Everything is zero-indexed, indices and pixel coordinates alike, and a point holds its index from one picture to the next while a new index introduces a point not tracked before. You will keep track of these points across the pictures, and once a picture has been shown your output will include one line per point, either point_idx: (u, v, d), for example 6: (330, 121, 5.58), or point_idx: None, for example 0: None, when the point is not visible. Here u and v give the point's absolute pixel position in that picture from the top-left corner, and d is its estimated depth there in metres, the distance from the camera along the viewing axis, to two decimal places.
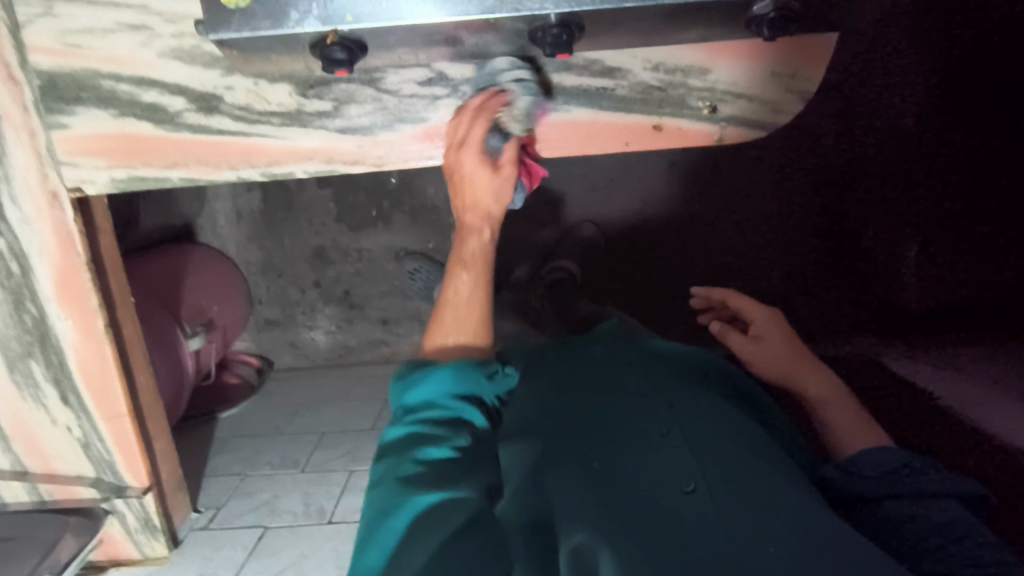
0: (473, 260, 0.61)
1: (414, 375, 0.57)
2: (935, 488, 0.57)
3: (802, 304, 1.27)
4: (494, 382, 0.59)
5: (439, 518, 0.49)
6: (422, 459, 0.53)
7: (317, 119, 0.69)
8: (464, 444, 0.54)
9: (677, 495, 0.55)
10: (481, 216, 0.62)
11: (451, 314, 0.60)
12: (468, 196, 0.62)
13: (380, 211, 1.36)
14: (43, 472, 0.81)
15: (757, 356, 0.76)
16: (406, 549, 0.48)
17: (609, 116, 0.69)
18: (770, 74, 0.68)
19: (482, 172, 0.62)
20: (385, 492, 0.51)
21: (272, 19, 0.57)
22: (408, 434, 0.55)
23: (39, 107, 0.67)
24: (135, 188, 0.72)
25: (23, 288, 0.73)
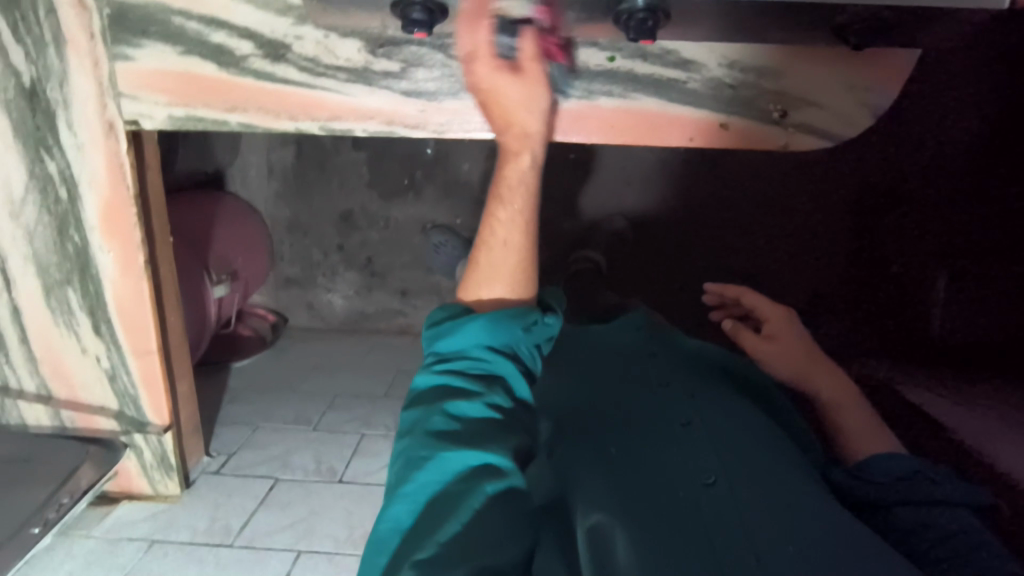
0: (512, 189, 0.60)
1: (446, 329, 0.57)
2: (946, 497, 0.56)
3: (823, 323, 1.28)
4: (526, 338, 0.57)
5: (470, 479, 0.49)
6: (456, 412, 0.52)
7: (383, 79, 0.68)
8: (500, 400, 0.54)
9: (697, 488, 0.55)
10: (519, 138, 0.60)
11: (496, 256, 0.60)
12: (500, 113, 0.60)
13: (411, 181, 1.35)
14: (68, 400, 0.82)
15: (771, 355, 0.74)
16: (438, 507, 0.48)
17: (677, 109, 0.68)
18: (846, 84, 0.66)
19: (509, 81, 0.59)
20: (417, 443, 0.51)
21: None
22: (443, 385, 0.54)
23: (106, 36, 0.67)
24: (191, 128, 0.71)
25: (70, 217, 0.73)
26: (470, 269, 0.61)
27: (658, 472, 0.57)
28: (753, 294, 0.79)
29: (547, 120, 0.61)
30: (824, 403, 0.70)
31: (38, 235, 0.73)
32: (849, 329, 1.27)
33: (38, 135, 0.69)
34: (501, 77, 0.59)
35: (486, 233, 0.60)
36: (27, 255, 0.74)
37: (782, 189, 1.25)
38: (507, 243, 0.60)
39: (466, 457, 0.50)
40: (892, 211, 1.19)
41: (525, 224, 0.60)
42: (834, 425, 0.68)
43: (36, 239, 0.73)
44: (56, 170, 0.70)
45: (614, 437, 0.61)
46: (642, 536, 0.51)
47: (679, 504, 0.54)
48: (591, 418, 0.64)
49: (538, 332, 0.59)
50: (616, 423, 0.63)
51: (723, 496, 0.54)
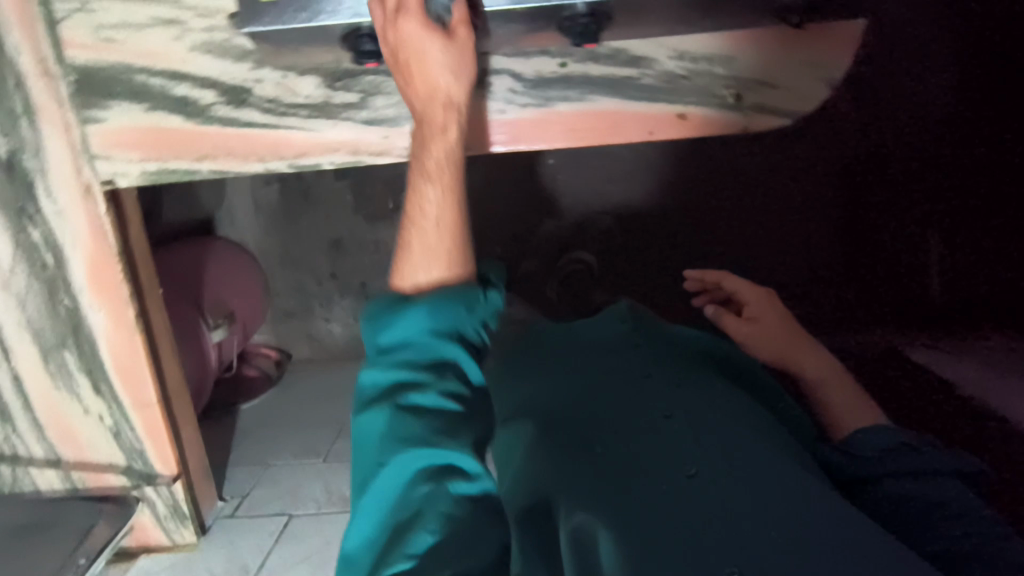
0: (438, 172, 0.57)
1: (388, 314, 0.55)
2: (940, 467, 0.57)
3: (818, 297, 1.29)
4: (472, 318, 0.56)
5: (430, 481, 0.50)
6: (411, 410, 0.52)
7: (344, 111, 0.69)
8: (453, 388, 0.53)
9: (681, 479, 0.57)
10: (441, 109, 0.58)
11: (417, 239, 0.57)
12: (422, 83, 0.57)
13: (396, 204, 1.37)
14: (77, 460, 0.83)
15: (752, 336, 0.76)
16: (403, 511, 0.50)
17: (634, 105, 0.69)
18: (797, 62, 0.67)
19: (433, 44, 0.56)
20: (373, 450, 0.51)
21: (308, 10, 0.57)
22: (391, 379, 0.53)
23: (74, 102, 0.68)
24: (165, 181, 0.73)
25: (57, 281, 0.74)
26: (399, 256, 0.58)
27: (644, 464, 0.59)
28: (731, 277, 0.81)
29: (465, 87, 0.59)
30: (809, 381, 0.71)
31: (29, 303, 0.74)
32: (841, 299, 1.28)
33: (20, 205, 0.71)
34: (423, 36, 0.56)
35: (408, 218, 0.58)
36: (20, 322, 0.75)
37: (767, 167, 1.25)
38: (430, 220, 0.57)
39: (426, 458, 0.50)
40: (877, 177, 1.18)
41: (453, 201, 0.58)
42: (821, 402, 0.70)
43: (28, 306, 0.75)
44: (40, 237, 0.72)
45: (599, 436, 0.63)
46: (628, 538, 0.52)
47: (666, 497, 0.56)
48: (578, 421, 0.66)
49: (483, 309, 0.58)
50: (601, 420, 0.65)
51: (703, 487, 0.56)
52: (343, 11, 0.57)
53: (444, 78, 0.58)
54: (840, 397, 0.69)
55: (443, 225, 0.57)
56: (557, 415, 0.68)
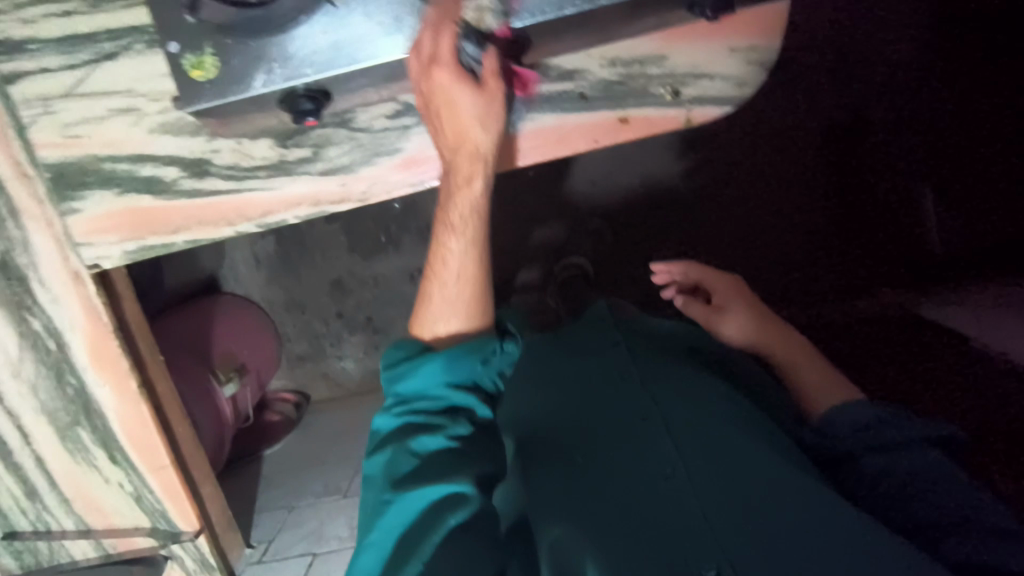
0: (462, 223, 0.63)
1: (404, 362, 0.62)
2: (909, 436, 0.66)
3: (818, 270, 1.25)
4: (488, 369, 0.62)
5: (430, 518, 0.54)
6: (418, 450, 0.57)
7: (300, 165, 0.72)
8: (457, 429, 0.59)
9: (657, 479, 0.60)
10: (470, 160, 0.62)
11: (438, 295, 0.64)
12: (452, 130, 0.61)
13: (388, 237, 1.40)
14: (106, 529, 0.87)
15: (724, 325, 0.84)
16: (403, 547, 0.54)
17: (574, 117, 0.70)
18: (727, 50, 0.67)
19: (466, 94, 0.60)
20: (380, 489, 0.56)
21: (240, 84, 0.61)
22: (405, 424, 0.59)
23: (52, 197, 0.73)
24: (146, 257, 0.77)
25: (62, 364, 0.79)
26: (422, 305, 0.65)
27: (620, 466, 0.62)
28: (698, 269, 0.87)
29: (496, 140, 0.63)
30: (779, 360, 0.81)
31: (41, 388, 0.79)
32: (850, 264, 1.23)
33: (19, 299, 0.76)
34: (456, 88, 0.60)
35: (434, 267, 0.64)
36: (36, 407, 0.80)
37: (745, 150, 1.26)
38: (454, 274, 0.63)
39: (427, 495, 0.55)
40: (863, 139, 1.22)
41: (474, 251, 0.63)
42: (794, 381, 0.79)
43: (40, 391, 0.79)
44: (41, 326, 0.77)
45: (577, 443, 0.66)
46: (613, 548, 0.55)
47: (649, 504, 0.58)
48: (559, 432, 0.68)
49: (496, 362, 0.63)
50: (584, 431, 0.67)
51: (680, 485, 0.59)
52: (277, 77, 0.61)
53: (473, 124, 0.61)
54: (808, 373, 0.78)
55: (467, 280, 0.64)
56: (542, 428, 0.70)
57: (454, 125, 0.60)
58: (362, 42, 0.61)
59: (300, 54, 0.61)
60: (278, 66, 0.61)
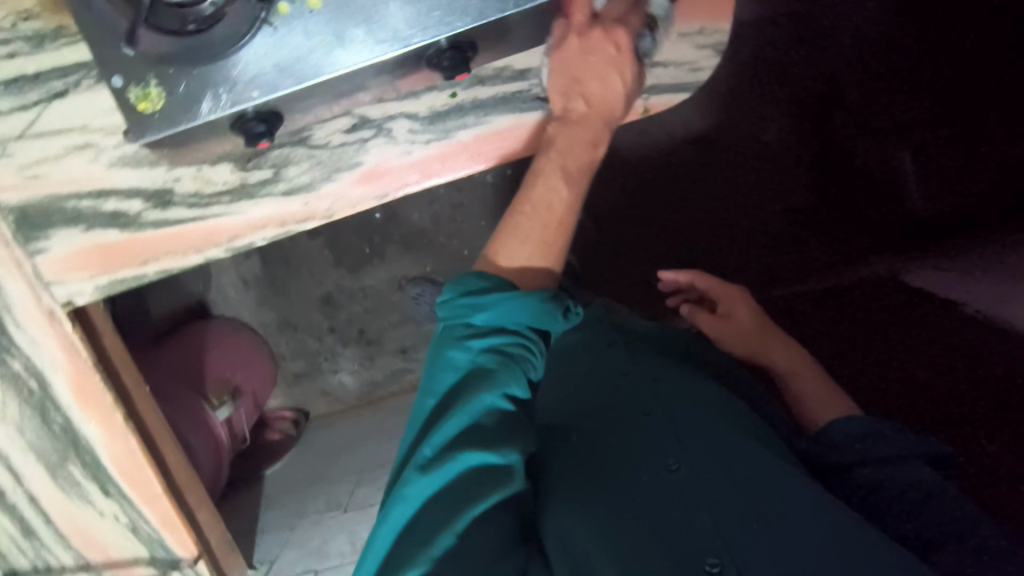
0: (574, 174, 0.65)
1: (488, 298, 0.58)
2: (908, 453, 0.68)
3: (804, 243, 1.25)
4: (563, 322, 0.61)
5: (484, 477, 0.54)
6: (486, 404, 0.55)
7: (262, 188, 0.72)
8: (520, 392, 0.57)
9: (658, 471, 0.60)
10: (598, 122, 0.65)
11: (529, 224, 0.63)
12: (599, 94, 0.65)
13: (373, 248, 1.40)
14: (105, 561, 0.87)
15: (723, 330, 0.91)
16: (450, 497, 0.54)
17: (531, 117, 0.70)
18: (677, 37, 0.67)
19: (630, 70, 0.64)
20: (441, 434, 0.55)
21: (189, 113, 0.61)
22: (476, 369, 0.57)
23: (19, 239, 0.73)
24: (119, 290, 0.77)
25: (44, 403, 0.79)
26: (503, 231, 0.63)
27: (622, 459, 0.62)
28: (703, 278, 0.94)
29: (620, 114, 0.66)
30: (783, 369, 0.87)
31: (26, 428, 0.79)
32: (831, 239, 1.24)
33: None
34: (625, 62, 0.64)
35: (527, 204, 0.64)
36: (22, 446, 0.80)
37: (724, 124, 1.24)
38: (555, 209, 0.63)
39: (485, 459, 0.54)
40: (835, 112, 1.22)
41: (577, 205, 0.65)
42: (792, 390, 0.85)
43: (26, 431, 0.80)
44: (20, 366, 0.77)
45: (579, 438, 0.67)
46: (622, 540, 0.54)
47: (653, 500, 0.58)
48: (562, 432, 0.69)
49: (571, 314, 0.63)
50: (580, 432, 0.67)
51: (687, 479, 0.59)
52: (223, 102, 0.61)
53: (615, 99, 0.65)
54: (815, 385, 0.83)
55: (555, 219, 0.63)
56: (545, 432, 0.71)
57: (604, 86, 0.64)
58: (305, 62, 0.61)
59: (245, 78, 0.61)
60: (224, 91, 0.61)
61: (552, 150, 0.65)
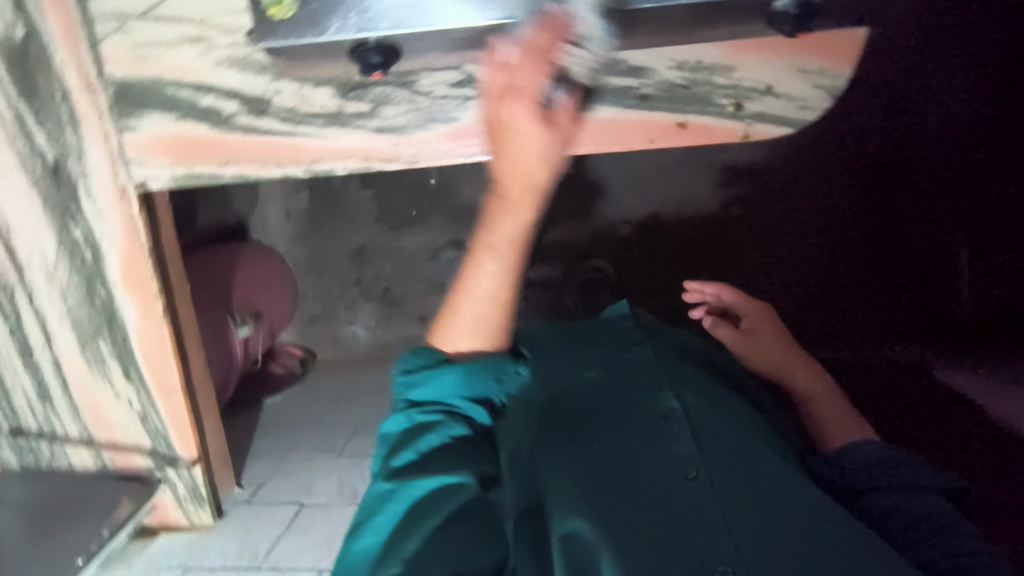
0: (501, 245, 0.63)
1: (419, 375, 0.65)
2: (923, 484, 0.67)
3: (841, 309, 1.27)
4: (496, 386, 0.67)
5: (427, 501, 0.60)
6: (423, 447, 0.62)
7: (356, 119, 0.73)
8: (455, 432, 0.64)
9: (674, 483, 0.60)
10: (524, 195, 0.62)
11: (467, 309, 0.65)
12: (510, 154, 0.61)
13: (419, 212, 1.42)
14: (106, 441, 0.87)
15: (748, 348, 0.88)
16: (398, 533, 0.58)
17: (633, 114, 0.70)
18: (794, 71, 0.67)
19: (536, 132, 0.60)
20: (382, 482, 0.61)
21: (316, 26, 0.64)
22: (408, 425, 0.64)
23: (113, 113, 0.75)
24: (192, 184, 0.77)
25: (94, 275, 0.81)
26: (441, 321, 0.67)
27: (641, 467, 0.61)
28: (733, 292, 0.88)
29: (551, 165, 0.62)
30: (801, 393, 0.85)
31: (70, 294, 0.81)
32: (867, 316, 1.26)
33: (64, 206, 0.78)
34: (530, 125, 0.60)
35: (460, 292, 0.65)
36: (62, 312, 0.82)
37: (788, 180, 1.25)
38: (485, 293, 0.64)
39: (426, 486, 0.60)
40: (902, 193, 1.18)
41: (505, 270, 0.63)
42: (809, 414, 0.84)
43: (69, 297, 0.81)
44: (81, 235, 0.79)
45: (595, 434, 0.65)
46: (626, 551, 0.55)
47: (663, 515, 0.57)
48: (568, 411, 0.67)
49: (510, 379, 0.69)
50: (594, 426, 0.66)
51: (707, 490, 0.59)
52: (349, 25, 0.64)
53: (538, 161, 0.61)
54: (830, 408, 0.82)
55: (498, 306, 0.64)
56: (556, 409, 0.67)
57: (523, 150, 0.61)
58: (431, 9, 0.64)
59: (377, 9, 0.63)
60: (352, 19, 0.64)
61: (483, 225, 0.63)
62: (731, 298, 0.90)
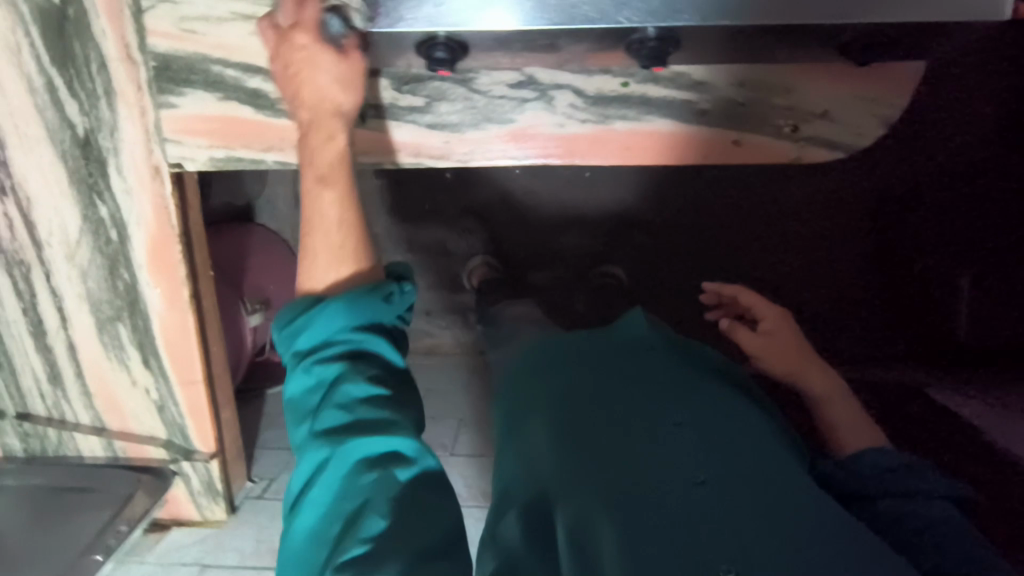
0: (333, 176, 0.58)
1: (307, 319, 0.54)
2: (935, 492, 0.58)
3: (842, 330, 1.31)
4: (390, 308, 0.56)
5: (374, 458, 0.49)
6: (345, 402, 0.51)
7: (409, 114, 0.71)
8: (383, 375, 0.53)
9: (688, 485, 0.52)
10: (330, 119, 0.60)
11: (320, 243, 0.57)
12: (308, 93, 0.60)
13: (434, 206, 1.33)
14: (119, 430, 0.85)
15: (764, 347, 0.82)
16: (345, 503, 0.48)
17: (691, 128, 0.70)
18: (851, 98, 0.68)
19: (323, 59, 0.60)
20: (308, 447, 0.50)
21: (388, 17, 0.60)
22: (316, 383, 0.52)
23: (152, 87, 0.71)
24: (231, 168, 0.75)
25: (119, 256, 0.77)
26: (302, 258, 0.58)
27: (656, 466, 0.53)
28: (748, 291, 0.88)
29: (356, 95, 0.62)
30: (814, 397, 0.77)
31: (91, 275, 0.78)
32: (864, 337, 1.30)
33: (91, 181, 0.74)
34: (317, 60, 0.60)
35: (309, 227, 0.59)
36: (81, 292, 0.78)
37: (800, 200, 1.27)
38: (331, 225, 0.58)
39: (366, 446, 0.49)
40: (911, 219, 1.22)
41: (345, 199, 0.59)
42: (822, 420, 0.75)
43: (89, 278, 0.78)
44: (107, 214, 0.76)
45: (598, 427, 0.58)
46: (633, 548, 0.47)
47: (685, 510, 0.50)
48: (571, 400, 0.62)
49: (398, 301, 0.57)
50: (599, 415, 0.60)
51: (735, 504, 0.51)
52: (422, 19, 0.60)
53: (333, 88, 0.61)
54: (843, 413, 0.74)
55: (350, 227, 0.58)
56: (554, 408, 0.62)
57: (313, 85, 0.60)
58: (474, 5, 0.59)
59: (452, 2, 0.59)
60: (404, 11, 0.60)
61: (313, 153, 0.60)
62: (746, 298, 0.89)
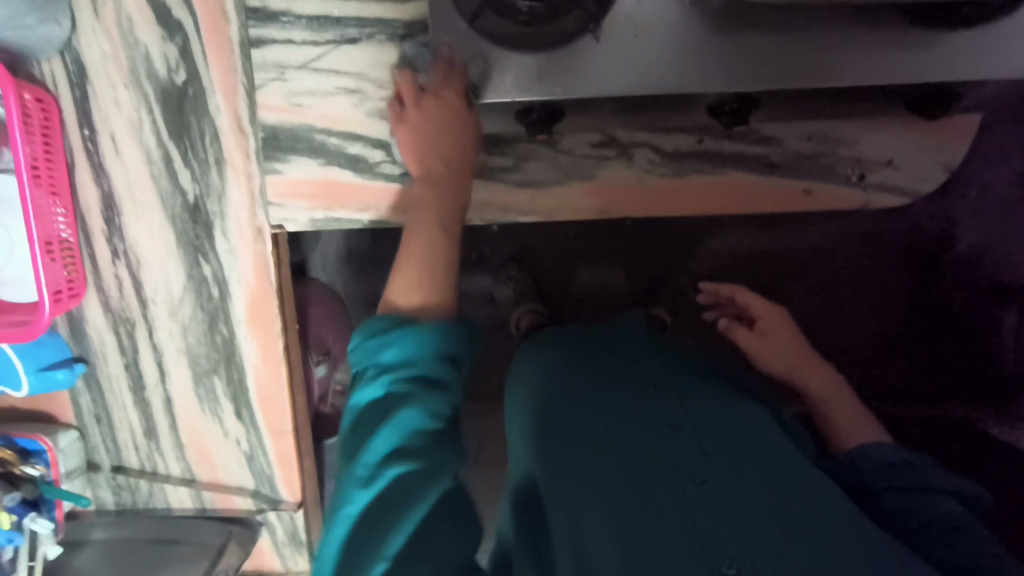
0: (445, 221, 0.71)
1: (391, 336, 0.60)
2: (935, 485, 0.65)
3: (881, 366, 1.29)
4: (465, 343, 0.62)
5: (408, 489, 0.54)
6: (401, 427, 0.56)
7: (498, 173, 0.76)
8: (440, 409, 0.58)
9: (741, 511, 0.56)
10: (450, 172, 0.72)
11: (416, 267, 0.67)
12: (443, 146, 0.72)
13: (479, 256, 1.31)
14: (209, 481, 0.86)
15: (763, 349, 0.86)
16: (372, 527, 0.53)
17: (764, 179, 0.75)
18: (913, 145, 0.74)
19: (458, 122, 0.71)
20: (357, 465, 0.56)
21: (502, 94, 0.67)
22: (383, 399, 0.58)
23: (259, 155, 0.77)
24: (329, 228, 0.80)
25: (219, 312, 0.81)
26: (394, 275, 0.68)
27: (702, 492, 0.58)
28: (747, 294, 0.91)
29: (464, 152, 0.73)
30: (816, 399, 0.82)
31: (192, 330, 0.81)
32: (903, 368, 1.28)
33: (197, 242, 0.79)
34: (451, 118, 0.71)
35: (408, 251, 0.69)
36: (181, 347, 0.82)
37: (838, 240, 1.29)
38: (425, 255, 0.68)
39: (405, 478, 0.54)
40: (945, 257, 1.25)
41: (447, 242, 0.70)
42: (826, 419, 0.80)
43: (190, 334, 0.82)
44: (210, 272, 0.80)
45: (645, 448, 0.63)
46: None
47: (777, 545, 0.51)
48: (602, 427, 0.67)
49: (470, 336, 0.64)
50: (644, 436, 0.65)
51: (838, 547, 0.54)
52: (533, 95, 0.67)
53: (455, 150, 0.72)
54: (845, 412, 0.79)
55: (440, 265, 0.68)
56: (596, 430, 0.67)
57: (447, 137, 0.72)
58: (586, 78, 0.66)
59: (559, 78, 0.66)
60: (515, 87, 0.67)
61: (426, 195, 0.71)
62: (744, 301, 0.92)
